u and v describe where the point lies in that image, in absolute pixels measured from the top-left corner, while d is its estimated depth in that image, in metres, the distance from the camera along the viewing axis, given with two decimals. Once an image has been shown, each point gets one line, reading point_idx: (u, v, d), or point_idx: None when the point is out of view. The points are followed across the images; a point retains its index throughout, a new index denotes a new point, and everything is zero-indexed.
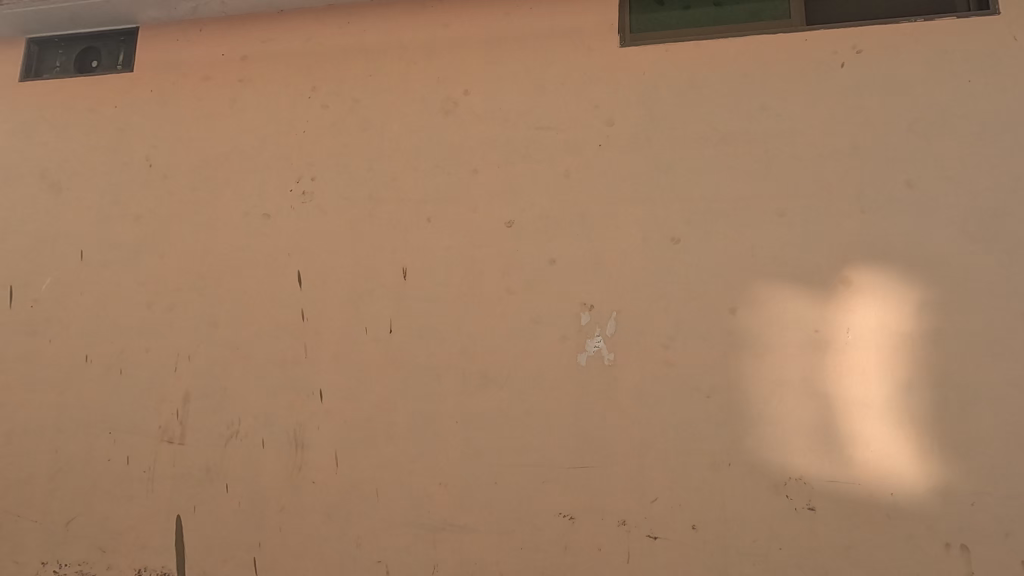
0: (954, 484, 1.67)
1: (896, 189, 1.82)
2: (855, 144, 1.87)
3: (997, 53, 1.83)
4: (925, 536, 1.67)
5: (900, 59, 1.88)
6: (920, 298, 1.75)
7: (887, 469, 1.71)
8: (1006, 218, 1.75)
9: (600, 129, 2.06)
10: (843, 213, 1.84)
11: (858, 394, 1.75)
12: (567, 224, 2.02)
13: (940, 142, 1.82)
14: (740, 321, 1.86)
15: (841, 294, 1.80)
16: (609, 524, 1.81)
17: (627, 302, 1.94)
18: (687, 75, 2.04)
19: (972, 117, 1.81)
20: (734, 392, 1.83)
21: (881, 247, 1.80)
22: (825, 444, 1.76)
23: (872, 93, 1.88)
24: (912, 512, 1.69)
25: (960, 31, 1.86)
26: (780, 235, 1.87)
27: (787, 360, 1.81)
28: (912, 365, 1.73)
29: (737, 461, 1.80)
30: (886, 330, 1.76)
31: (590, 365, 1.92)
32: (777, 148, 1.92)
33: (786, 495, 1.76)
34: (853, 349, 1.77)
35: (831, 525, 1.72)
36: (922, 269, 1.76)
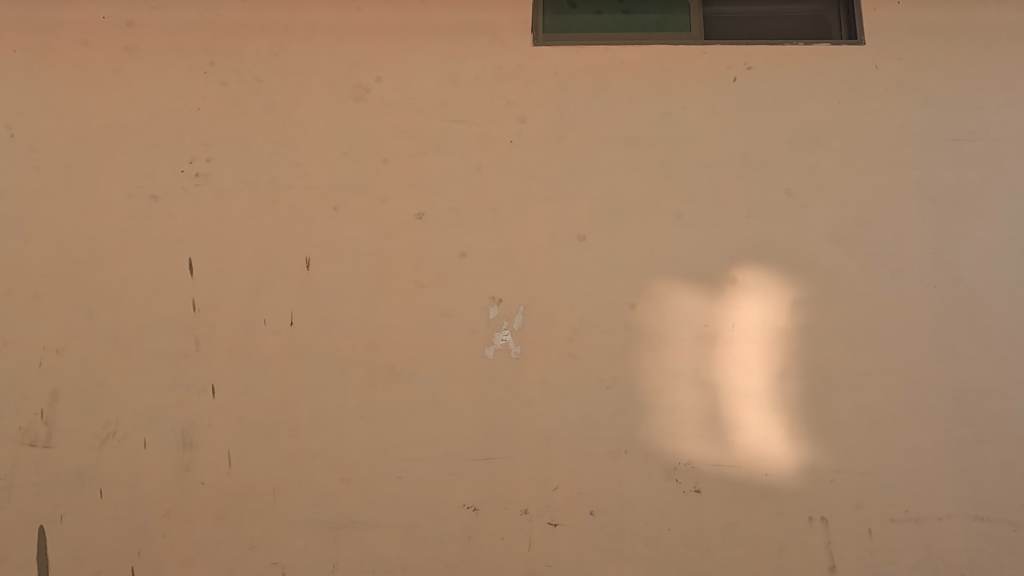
0: (819, 464, 1.86)
1: (777, 196, 2.01)
2: (745, 153, 2.04)
3: (862, 79, 2.08)
4: (792, 512, 1.85)
5: (783, 78, 2.09)
6: (794, 296, 1.95)
7: (763, 451, 1.88)
8: (865, 226, 1.99)
9: (513, 126, 2.07)
10: (732, 217, 2.00)
11: (741, 383, 1.91)
12: (477, 217, 2.02)
13: (814, 155, 2.04)
14: (639, 316, 1.95)
15: (729, 291, 1.96)
16: (511, 513, 1.86)
17: (534, 295, 1.97)
18: (597, 77, 2.10)
19: (840, 135, 2.05)
20: (633, 383, 1.92)
21: (763, 248, 1.98)
22: (711, 430, 1.89)
23: (759, 107, 2.07)
24: (783, 490, 1.86)
25: (832, 57, 2.10)
26: (676, 235, 1.99)
27: (679, 352, 1.93)
28: (787, 357, 1.92)
29: (633, 450, 1.88)
30: (766, 324, 1.94)
31: (497, 358, 1.94)
32: (677, 152, 2.05)
33: (675, 478, 1.87)
34: (738, 342, 1.93)
35: (715, 505, 1.85)
36: (797, 270, 1.96)
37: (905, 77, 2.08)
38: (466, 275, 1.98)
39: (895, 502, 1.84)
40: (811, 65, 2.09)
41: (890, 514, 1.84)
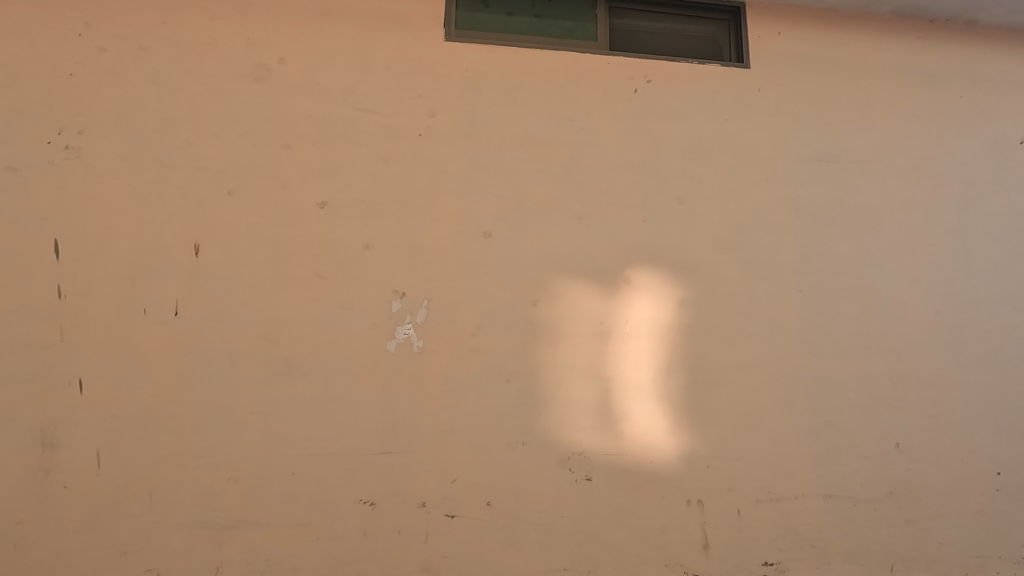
0: (697, 451, 2.03)
1: (670, 203, 2.16)
2: (642, 160, 2.17)
3: (746, 100, 2.28)
4: (673, 496, 1.99)
5: (678, 93, 2.24)
6: (682, 296, 2.10)
7: (649, 441, 2.01)
8: (744, 234, 2.18)
9: (422, 119, 2.06)
10: (629, 221, 2.12)
11: (631, 376, 2.04)
12: (382, 210, 1.99)
13: (703, 167, 2.20)
14: (540, 312, 2.02)
15: (624, 290, 2.08)
16: (409, 507, 1.86)
17: (438, 289, 1.98)
18: (507, 78, 2.14)
19: (726, 150, 2.23)
20: (532, 377, 1.98)
21: (656, 251, 2.11)
22: (603, 422, 2.00)
23: (657, 118, 2.21)
24: (666, 476, 2.00)
25: (722, 78, 2.28)
26: (578, 235, 2.08)
27: (576, 348, 2.02)
28: (673, 352, 2.07)
29: (531, 441, 1.95)
30: (655, 322, 2.08)
31: (399, 352, 1.93)
32: (580, 156, 2.13)
33: (569, 468, 1.96)
34: (629, 338, 2.06)
35: (604, 492, 1.96)
36: (684, 272, 2.12)
37: (783, 101, 2.30)
38: (370, 268, 1.95)
39: (761, 484, 2.04)
40: (704, 84, 2.26)
41: (756, 495, 2.03)
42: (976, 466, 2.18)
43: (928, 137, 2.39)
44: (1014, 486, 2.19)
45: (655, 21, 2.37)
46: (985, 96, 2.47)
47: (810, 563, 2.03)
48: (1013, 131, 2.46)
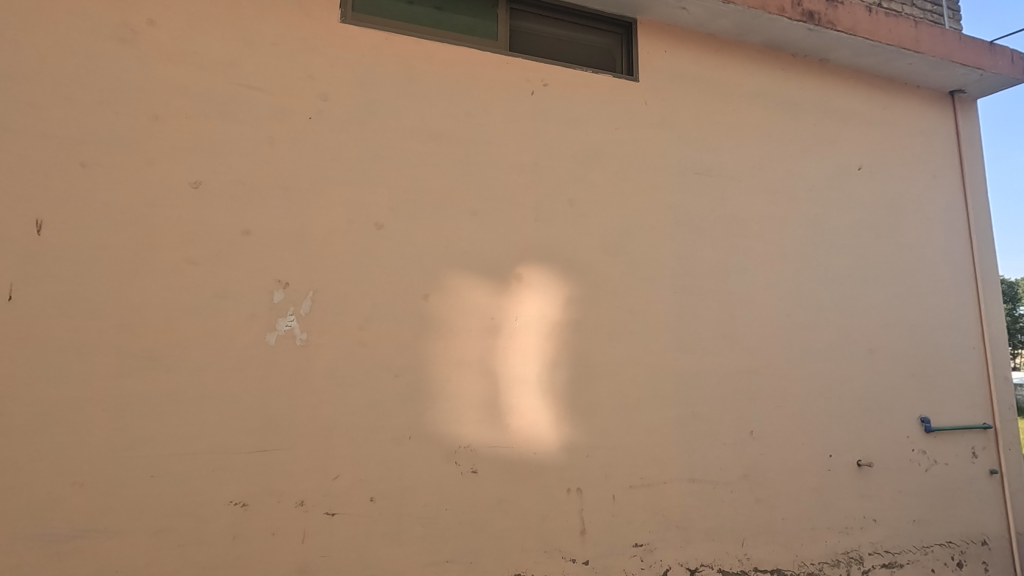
0: (578, 442, 2.14)
1: (561, 204, 2.25)
2: (537, 162, 2.24)
3: (635, 111, 2.43)
4: (554, 484, 2.08)
5: (573, 99, 2.33)
6: (569, 294, 2.20)
7: (533, 433, 2.09)
8: (628, 237, 2.32)
9: (313, 102, 1.97)
10: (522, 219, 2.18)
11: (518, 371, 2.10)
12: (265, 194, 1.88)
13: (593, 171, 2.32)
14: (431, 306, 2.02)
15: (514, 287, 2.14)
16: (285, 506, 1.78)
17: (325, 280, 1.91)
18: (405, 67, 2.10)
19: (615, 157, 2.36)
20: (421, 371, 1.98)
21: (546, 250, 2.20)
22: (490, 415, 2.04)
23: (552, 122, 2.28)
24: (548, 466, 2.09)
25: (614, 88, 2.41)
26: (472, 231, 2.11)
27: (466, 343, 2.05)
28: (559, 348, 2.16)
29: (417, 435, 1.94)
30: (543, 319, 2.16)
31: (280, 345, 1.83)
32: (477, 153, 2.15)
33: (455, 461, 1.98)
34: (518, 334, 2.12)
35: (489, 484, 2.01)
36: (572, 272, 2.22)
37: (667, 116, 2.48)
38: (249, 255, 1.84)
39: (634, 471, 2.19)
40: (596, 92, 2.38)
41: (630, 482, 2.18)
42: (813, 450, 2.49)
43: (787, 159, 2.68)
44: (842, 466, 2.53)
45: (554, 27, 2.45)
46: (832, 126, 2.82)
47: (675, 542, 2.22)
48: (853, 159, 2.83)
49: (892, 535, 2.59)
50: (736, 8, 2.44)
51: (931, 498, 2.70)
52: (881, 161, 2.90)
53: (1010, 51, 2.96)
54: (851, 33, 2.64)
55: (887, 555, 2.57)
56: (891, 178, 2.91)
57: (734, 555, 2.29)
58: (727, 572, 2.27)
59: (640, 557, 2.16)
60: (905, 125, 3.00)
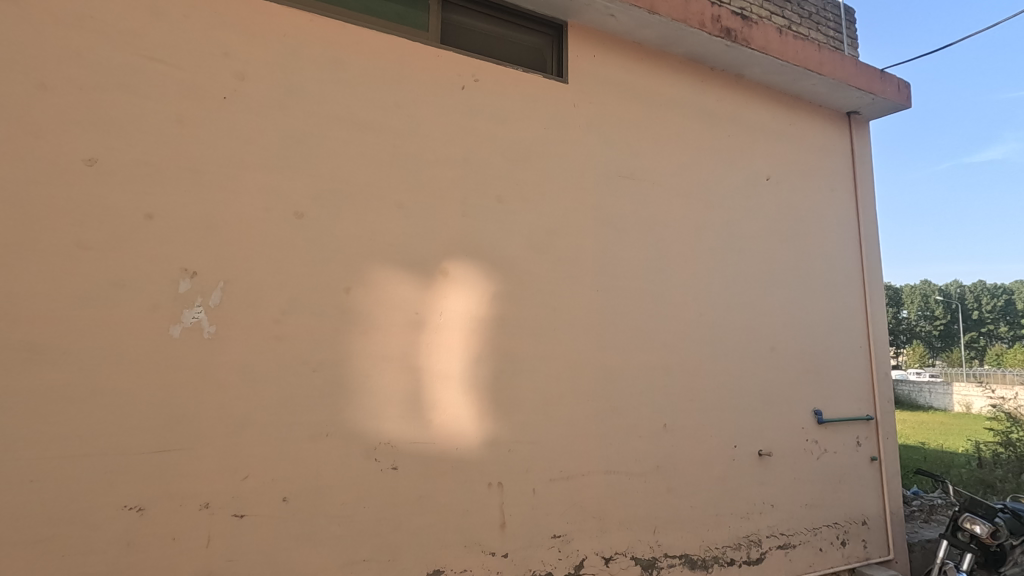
0: (500, 437, 2.16)
1: (488, 200, 2.25)
2: (466, 157, 2.23)
3: (563, 113, 2.48)
4: (475, 479, 2.09)
5: (503, 96, 2.35)
6: (494, 291, 2.22)
7: (456, 428, 2.09)
8: (554, 236, 2.37)
9: (228, 82, 1.86)
10: (449, 214, 2.17)
11: (442, 366, 2.09)
12: (172, 176, 1.75)
13: (521, 169, 2.34)
14: (353, 300, 1.97)
15: (439, 282, 2.13)
16: (188, 509, 1.68)
17: (238, 270, 1.81)
18: (331, 52, 2.03)
19: (543, 157, 2.40)
20: (340, 366, 1.92)
21: (473, 246, 2.20)
22: (411, 410, 2.02)
23: (482, 118, 2.29)
24: (470, 461, 2.09)
25: (544, 89, 2.45)
26: (397, 224, 2.07)
27: (389, 337, 2.01)
28: (483, 343, 2.17)
29: (335, 432, 1.89)
30: (468, 314, 2.16)
31: (185, 338, 1.72)
32: (404, 145, 2.12)
33: (375, 458, 1.94)
34: (442, 329, 2.11)
35: (409, 480, 1.98)
36: (497, 268, 2.23)
37: (594, 119, 2.55)
38: (152, 241, 1.71)
39: (554, 464, 2.24)
40: (526, 91, 2.40)
41: (550, 475, 2.23)
42: (720, 441, 2.66)
43: (704, 166, 2.83)
44: (745, 456, 2.72)
45: (487, 23, 2.46)
46: (745, 138, 3.01)
47: (591, 532, 2.29)
48: (762, 170, 3.04)
49: (787, 519, 2.81)
50: (660, 20, 2.55)
51: (821, 483, 2.96)
52: (786, 173, 3.13)
53: (897, 79, 3.29)
54: (763, 52, 2.82)
55: (782, 537, 2.78)
56: (795, 189, 3.15)
57: (646, 543, 2.40)
58: (639, 559, 2.38)
59: (557, 548, 2.21)
60: (808, 141, 3.26)
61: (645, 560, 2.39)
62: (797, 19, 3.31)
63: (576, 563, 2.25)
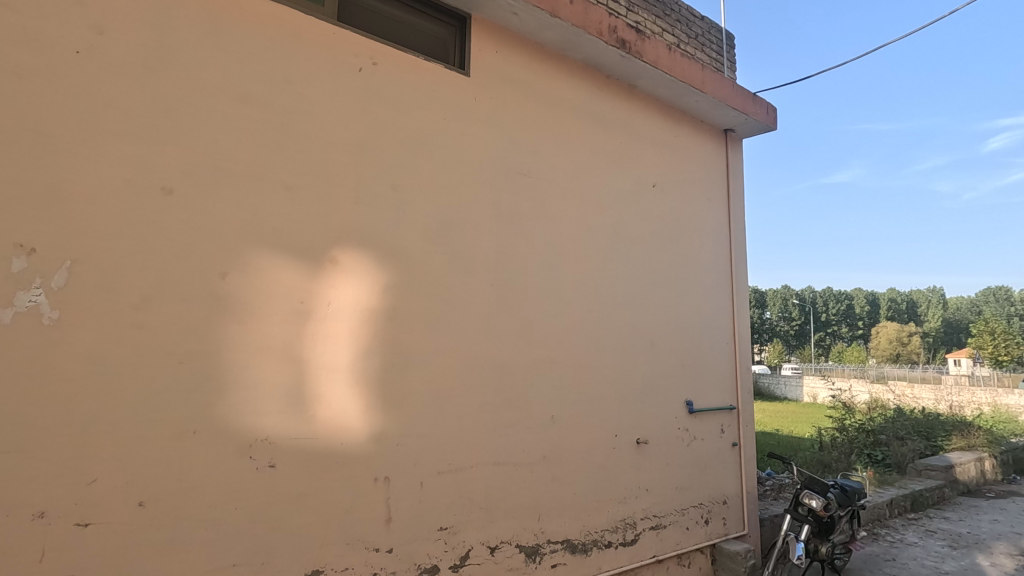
0: (387, 431, 2.11)
1: (384, 189, 2.19)
2: (361, 142, 2.15)
3: (463, 105, 2.47)
4: (361, 475, 2.03)
5: (402, 83, 2.29)
6: (386, 281, 2.17)
7: (341, 423, 2.01)
8: (449, 228, 2.36)
9: (83, 35, 1.64)
10: (341, 200, 2.08)
11: (327, 358, 2.01)
12: (6, 137, 1.51)
13: (419, 159, 2.30)
14: (229, 287, 1.83)
15: (327, 270, 2.03)
16: (18, 520, 1.46)
17: (89, 249, 1.61)
18: (211, 15, 1.86)
19: (441, 148, 2.38)
20: (213, 358, 1.78)
21: (365, 235, 2.13)
22: (293, 405, 1.92)
23: (379, 103, 2.22)
24: (355, 456, 2.03)
25: (445, 79, 2.42)
26: (282, 208, 1.95)
27: (269, 327, 1.89)
28: (373, 336, 2.12)
29: (204, 429, 1.74)
30: (357, 305, 2.09)
31: (19, 324, 1.50)
32: (293, 124, 2.00)
33: (249, 456, 1.82)
34: (329, 320, 2.02)
35: (288, 478, 1.88)
36: (390, 259, 2.18)
37: (494, 115, 2.57)
38: None
39: (443, 457, 2.24)
40: (427, 80, 2.36)
41: (438, 468, 2.23)
42: (603, 431, 2.81)
43: (597, 170, 2.96)
44: (625, 444, 2.90)
45: (388, 6, 2.39)
46: (635, 145, 3.19)
47: (478, 522, 2.32)
48: (649, 177, 3.24)
49: (659, 502, 3.04)
50: (561, 24, 2.62)
51: (690, 467, 3.22)
52: (671, 181, 3.36)
53: (766, 104, 3.65)
54: (653, 66, 3.01)
55: (654, 518, 3.00)
56: (677, 197, 3.39)
57: (531, 530, 2.48)
58: (523, 547, 2.45)
59: (443, 541, 2.22)
60: (690, 153, 3.52)
61: (529, 546, 2.47)
62: (685, 39, 3.57)
63: (462, 554, 2.26)
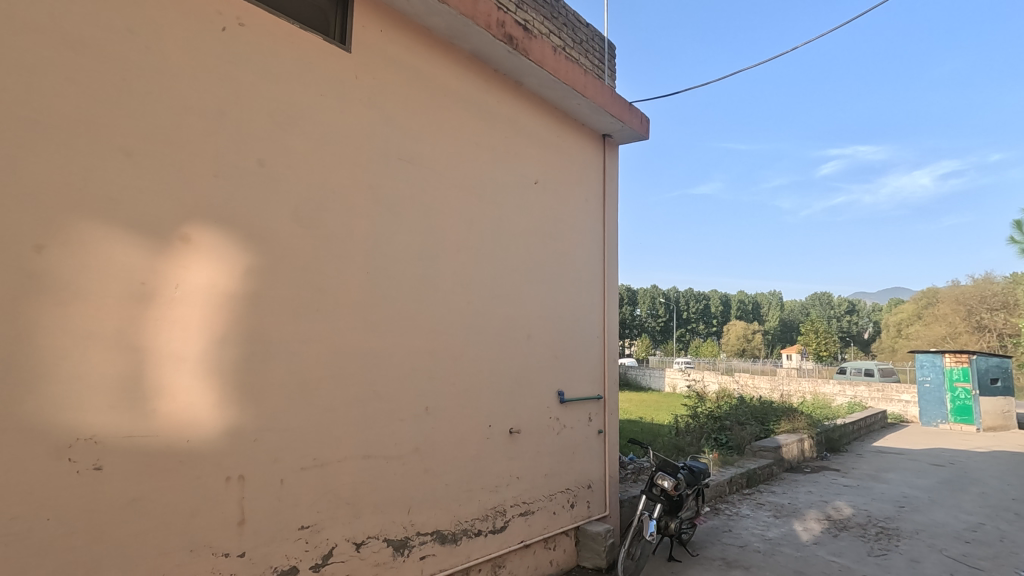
0: (243, 426, 1.95)
1: (248, 162, 2.02)
2: (222, 110, 1.96)
3: (342, 82, 2.34)
4: (210, 474, 1.86)
5: (273, 50, 2.11)
6: (247, 264, 1.99)
7: (187, 418, 1.82)
8: (321, 210, 2.23)
9: None
10: (195, 172, 1.88)
11: (174, 347, 1.80)
12: None
13: (290, 135, 2.15)
14: (47, 263, 1.57)
15: (177, 249, 1.82)
16: None
17: None
18: None
19: (316, 124, 2.23)
20: (22, 344, 1.52)
21: (223, 212, 1.94)
22: (127, 398, 1.70)
23: (245, 69, 2.03)
24: (203, 454, 1.85)
25: (323, 52, 2.28)
26: (120, 175, 1.72)
27: (99, 311, 1.66)
28: (231, 322, 1.94)
29: (7, 428, 1.48)
30: (212, 288, 1.90)
31: None
32: (138, 81, 1.76)
33: (68, 458, 1.58)
34: (177, 304, 1.82)
35: (119, 481, 1.66)
36: (254, 239, 2.01)
37: (375, 95, 2.47)
38: None
39: (307, 452, 2.12)
40: (302, 50, 2.21)
41: (301, 464, 2.10)
42: (477, 421, 2.83)
43: (480, 162, 2.97)
44: (498, 434, 2.95)
45: None
46: (518, 141, 3.24)
47: (343, 518, 2.23)
48: (531, 173, 3.32)
49: (529, 489, 3.14)
50: (448, 10, 2.58)
51: (558, 454, 3.37)
52: (551, 179, 3.47)
53: (640, 114, 3.90)
54: (538, 65, 3.07)
55: (523, 505, 3.10)
56: (557, 195, 3.51)
57: (400, 524, 2.44)
58: (391, 541, 2.40)
59: (304, 540, 2.10)
60: (571, 154, 3.67)
61: (397, 540, 2.43)
62: (570, 43, 3.70)
63: (324, 553, 2.16)
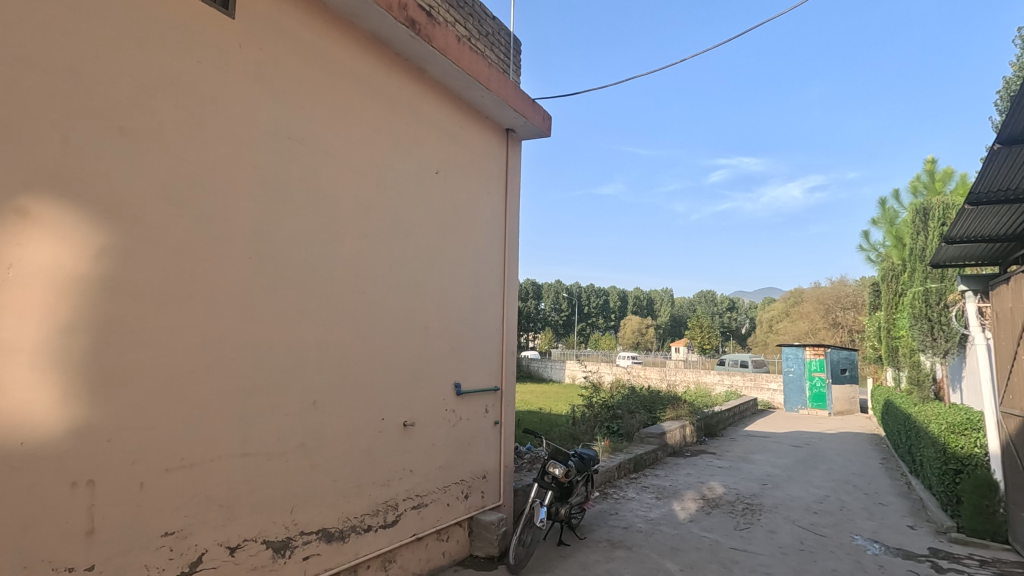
0: (93, 425, 1.74)
1: (105, 130, 1.79)
2: (71, 68, 1.72)
3: (223, 50, 2.15)
4: (50, 481, 1.64)
5: (139, 7, 1.89)
6: (102, 244, 1.78)
7: (20, 417, 1.60)
8: (195, 188, 2.04)
9: None
10: (35, 136, 1.64)
11: (4, 336, 1.57)
12: None
13: (158, 102, 1.94)
14: None
15: (9, 224, 1.59)
16: None
17: None
18: None
19: (190, 94, 2.03)
20: None
21: (71, 185, 1.71)
22: None
23: (104, 24, 1.80)
24: (42, 457, 1.63)
25: (200, 15, 2.08)
26: None
27: None
28: (79, 310, 1.72)
29: None
30: (55, 270, 1.68)
31: None
32: None
33: None
34: (9, 287, 1.59)
35: None
36: (110, 217, 1.80)
37: (262, 68, 2.30)
38: None
39: (173, 452, 1.94)
40: (174, 11, 2.00)
41: (165, 465, 1.92)
42: (368, 415, 2.75)
43: (378, 148, 2.88)
44: (391, 427, 2.89)
45: None
46: (419, 128, 3.17)
47: (215, 522, 2.07)
48: (432, 163, 3.26)
49: (422, 482, 3.10)
50: None
51: (453, 446, 3.37)
52: (452, 170, 3.44)
53: (542, 111, 3.97)
54: (441, 53, 3.02)
55: (416, 498, 3.06)
56: (458, 186, 3.49)
57: (281, 524, 2.31)
58: (271, 542, 2.27)
59: (169, 547, 1.93)
60: (474, 146, 3.66)
61: (278, 541, 2.30)
62: (474, 34, 3.67)
63: (191, 560, 2.00)
